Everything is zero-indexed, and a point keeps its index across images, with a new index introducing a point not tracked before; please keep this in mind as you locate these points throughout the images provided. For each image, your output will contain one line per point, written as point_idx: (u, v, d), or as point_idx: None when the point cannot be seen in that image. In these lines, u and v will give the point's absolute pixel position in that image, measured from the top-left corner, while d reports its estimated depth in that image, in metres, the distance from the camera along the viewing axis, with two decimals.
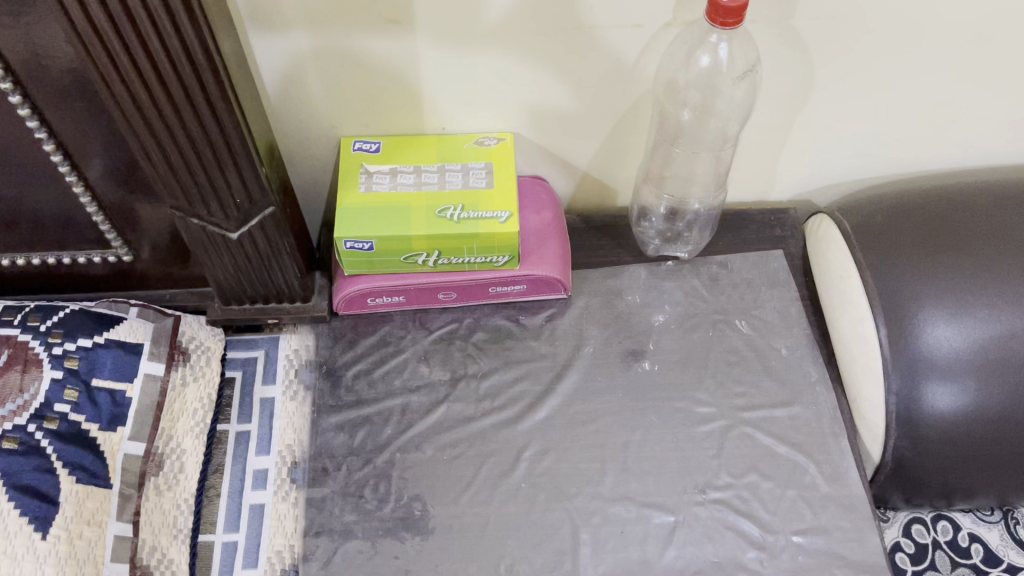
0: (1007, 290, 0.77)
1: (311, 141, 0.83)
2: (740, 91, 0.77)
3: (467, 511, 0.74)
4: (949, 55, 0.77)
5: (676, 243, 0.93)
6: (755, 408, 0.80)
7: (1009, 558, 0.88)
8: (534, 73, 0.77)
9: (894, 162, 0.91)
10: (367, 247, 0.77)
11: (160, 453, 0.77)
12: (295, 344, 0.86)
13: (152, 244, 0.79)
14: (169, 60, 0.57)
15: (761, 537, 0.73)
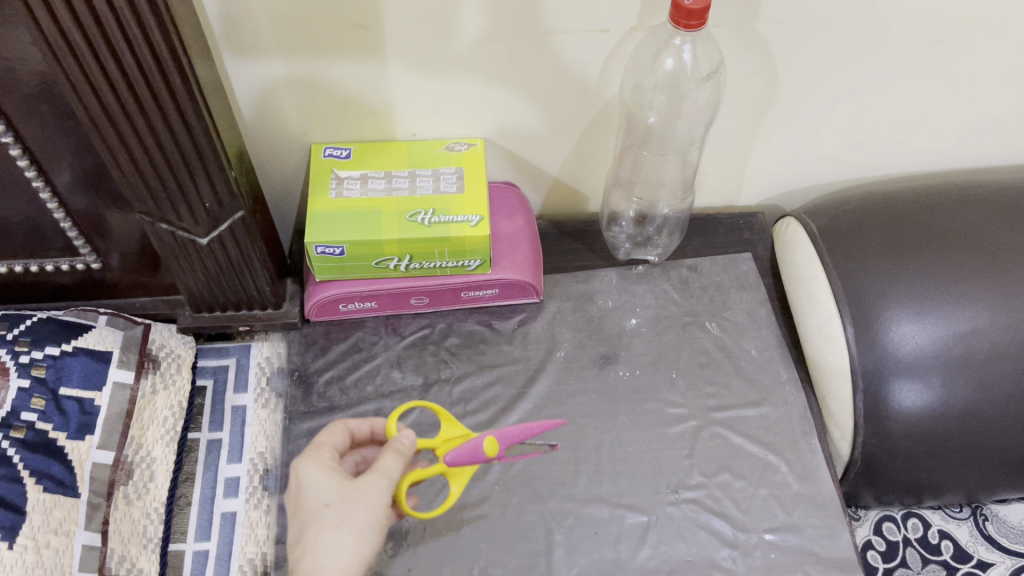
0: (968, 288, 0.79)
1: (281, 150, 0.83)
2: (705, 95, 0.79)
3: (441, 515, 0.74)
4: (907, 58, 0.79)
5: (646, 247, 0.94)
6: (726, 408, 0.81)
7: (978, 554, 0.89)
8: (504, 79, 0.78)
9: (857, 165, 0.93)
10: (338, 252, 0.77)
11: (130, 461, 0.76)
12: (267, 352, 0.86)
13: (122, 252, 0.78)
14: (136, 63, 0.57)
15: (733, 535, 0.73)
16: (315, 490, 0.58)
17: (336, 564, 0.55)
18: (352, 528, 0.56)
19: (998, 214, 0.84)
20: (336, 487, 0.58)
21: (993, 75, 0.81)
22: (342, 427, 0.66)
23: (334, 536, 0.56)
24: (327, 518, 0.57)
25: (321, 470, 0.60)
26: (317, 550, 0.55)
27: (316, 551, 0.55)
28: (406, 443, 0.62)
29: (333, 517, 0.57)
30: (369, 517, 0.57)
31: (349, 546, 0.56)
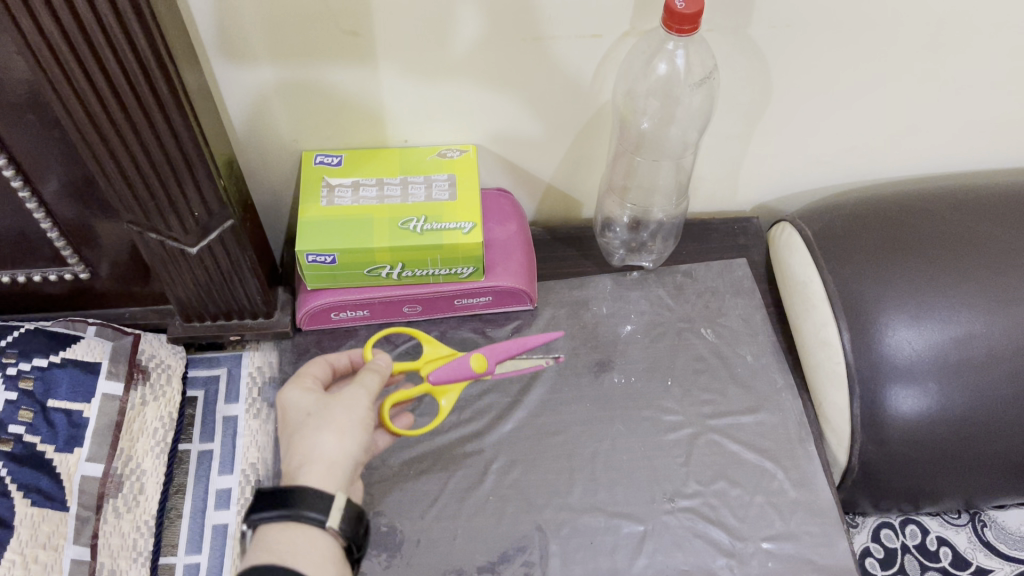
0: (964, 293, 0.78)
1: (272, 158, 0.82)
2: (698, 100, 0.79)
3: (435, 526, 0.73)
4: (901, 62, 0.78)
5: (640, 252, 0.94)
6: (722, 415, 0.80)
7: (977, 561, 0.89)
8: (496, 85, 0.77)
9: (852, 169, 0.92)
10: (330, 260, 0.76)
11: (118, 474, 0.75)
12: (258, 361, 0.85)
13: (111, 261, 0.77)
14: (122, 71, 0.56)
15: (730, 544, 0.73)
16: (299, 406, 0.63)
17: (323, 458, 0.58)
18: (336, 426, 0.60)
19: (993, 218, 0.83)
20: (317, 399, 0.62)
21: (987, 79, 0.81)
22: (325, 360, 0.69)
23: (319, 435, 0.59)
24: (311, 422, 0.60)
25: (303, 389, 0.64)
26: (304, 447, 0.59)
27: (303, 448, 0.59)
28: (382, 363, 0.66)
29: (316, 420, 0.60)
30: (351, 419, 0.61)
31: (334, 442, 0.59)
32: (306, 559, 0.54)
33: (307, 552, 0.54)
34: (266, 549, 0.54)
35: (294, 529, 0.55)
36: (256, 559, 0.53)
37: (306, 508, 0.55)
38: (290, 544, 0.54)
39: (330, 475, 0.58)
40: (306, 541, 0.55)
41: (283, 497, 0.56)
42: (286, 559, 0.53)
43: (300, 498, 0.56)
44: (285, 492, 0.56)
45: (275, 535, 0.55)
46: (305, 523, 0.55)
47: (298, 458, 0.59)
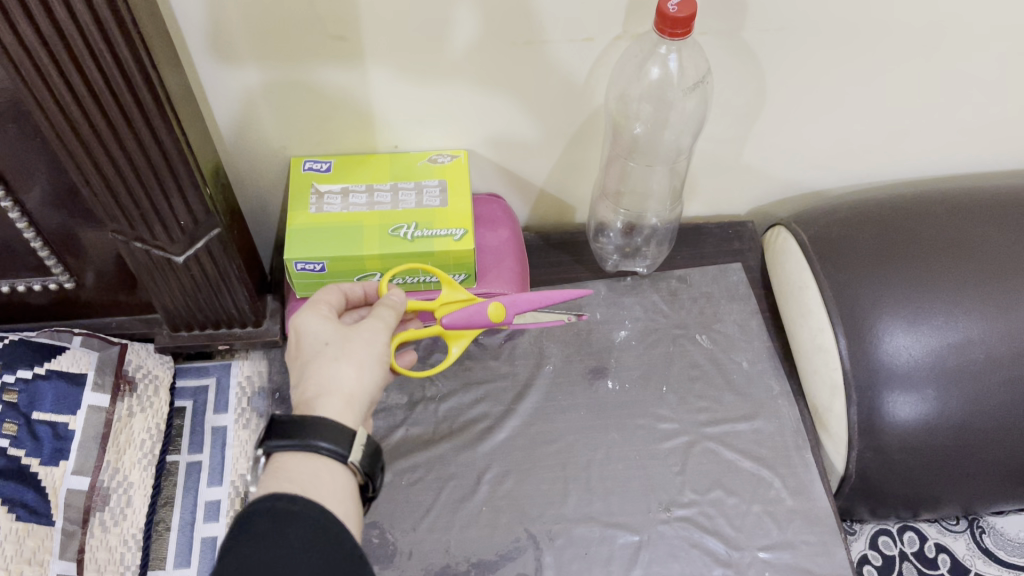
0: (961, 297, 0.77)
1: (260, 164, 0.81)
2: (691, 104, 0.78)
3: (427, 537, 0.72)
4: (897, 64, 0.77)
5: (634, 258, 0.92)
6: (718, 423, 0.79)
7: (976, 567, 0.88)
8: (487, 89, 0.76)
9: (847, 173, 0.91)
10: (319, 268, 0.75)
11: (105, 487, 0.74)
12: (247, 370, 0.84)
13: (97, 271, 0.76)
14: (103, 79, 0.55)
15: (727, 554, 0.72)
16: (313, 334, 0.61)
17: (341, 389, 0.57)
18: (353, 359, 0.59)
19: (991, 222, 0.82)
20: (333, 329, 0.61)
21: (984, 81, 0.80)
22: (336, 289, 0.67)
23: (337, 366, 0.58)
24: (328, 352, 0.59)
25: (318, 316, 0.62)
26: (322, 377, 0.57)
27: (320, 378, 0.57)
28: (398, 299, 0.66)
29: (334, 351, 0.59)
30: (369, 353, 0.59)
31: (351, 375, 0.58)
32: (328, 490, 0.52)
33: (328, 483, 0.53)
34: (287, 478, 0.52)
35: (313, 460, 0.54)
36: (278, 487, 0.51)
37: (324, 441, 0.54)
38: (312, 475, 0.53)
39: (349, 408, 0.57)
40: (328, 473, 0.54)
41: (302, 428, 0.54)
42: (308, 491, 0.52)
43: (321, 430, 0.54)
44: (303, 422, 0.55)
45: (295, 465, 0.53)
46: (324, 456, 0.54)
47: (315, 387, 0.57)
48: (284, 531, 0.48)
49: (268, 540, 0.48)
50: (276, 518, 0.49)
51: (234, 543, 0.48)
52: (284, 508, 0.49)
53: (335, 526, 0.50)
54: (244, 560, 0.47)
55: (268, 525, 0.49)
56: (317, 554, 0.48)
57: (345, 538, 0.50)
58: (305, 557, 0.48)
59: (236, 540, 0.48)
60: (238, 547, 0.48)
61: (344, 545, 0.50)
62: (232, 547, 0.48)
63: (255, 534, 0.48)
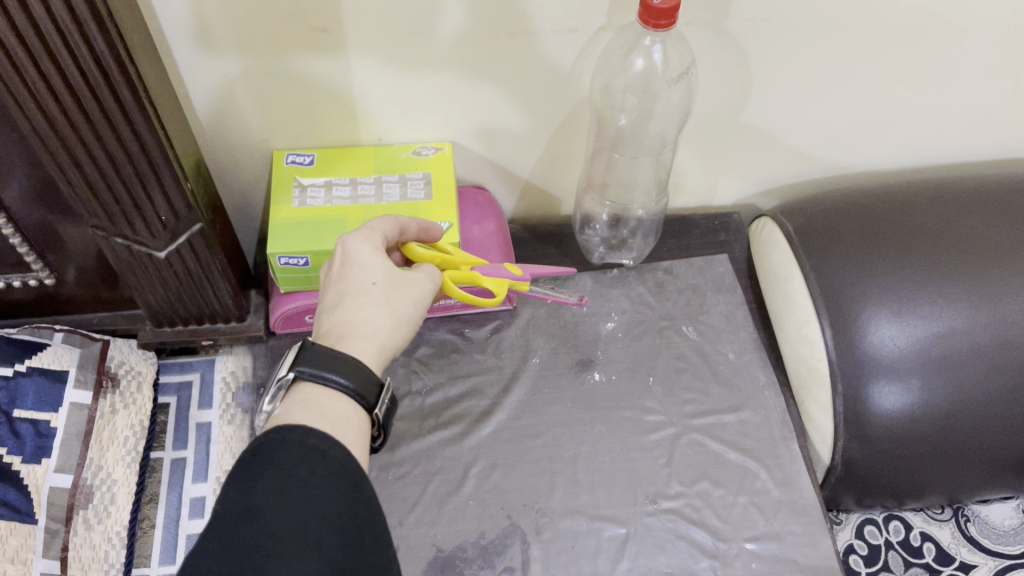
0: (946, 287, 0.77)
1: (242, 158, 0.80)
2: (676, 95, 0.77)
3: (414, 532, 0.72)
4: (883, 54, 0.77)
5: (620, 250, 0.92)
6: (704, 415, 0.79)
7: (961, 556, 0.89)
8: (472, 80, 0.75)
9: (833, 164, 0.91)
10: (302, 262, 0.74)
11: (88, 485, 0.73)
12: (232, 365, 0.83)
13: (78, 267, 0.74)
14: (81, 72, 0.54)
15: (713, 545, 0.72)
16: (363, 264, 0.59)
17: (376, 336, 0.57)
18: (394, 311, 0.58)
19: (977, 211, 0.83)
20: (383, 268, 0.59)
21: (969, 70, 0.80)
22: (394, 219, 0.63)
23: (379, 313, 0.57)
24: (375, 292, 0.58)
25: (373, 247, 0.60)
26: (362, 319, 0.57)
27: (359, 318, 0.57)
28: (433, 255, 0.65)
29: (380, 293, 0.58)
30: (409, 309, 0.59)
31: (389, 326, 0.58)
32: (354, 435, 0.52)
33: (353, 424, 0.52)
34: (317, 411, 0.51)
35: (340, 401, 0.53)
36: (310, 422, 0.50)
37: (353, 383, 0.53)
38: (340, 415, 0.52)
39: (377, 357, 0.56)
40: (354, 418, 0.53)
41: (333, 362, 0.54)
42: (338, 433, 0.51)
43: (352, 372, 0.54)
44: (339, 359, 0.54)
45: (322, 403, 0.52)
46: (350, 399, 0.54)
47: (352, 324, 0.57)
48: (312, 469, 0.47)
49: (295, 474, 0.46)
50: (304, 454, 0.47)
51: (256, 472, 0.46)
52: (316, 446, 0.48)
53: (360, 475, 0.49)
54: (268, 491, 0.45)
55: (297, 459, 0.47)
56: (341, 497, 0.47)
57: (366, 488, 0.49)
58: (330, 501, 0.46)
59: (259, 469, 0.46)
60: (265, 477, 0.45)
61: (362, 496, 0.48)
62: (255, 475, 0.46)
63: (281, 466, 0.46)
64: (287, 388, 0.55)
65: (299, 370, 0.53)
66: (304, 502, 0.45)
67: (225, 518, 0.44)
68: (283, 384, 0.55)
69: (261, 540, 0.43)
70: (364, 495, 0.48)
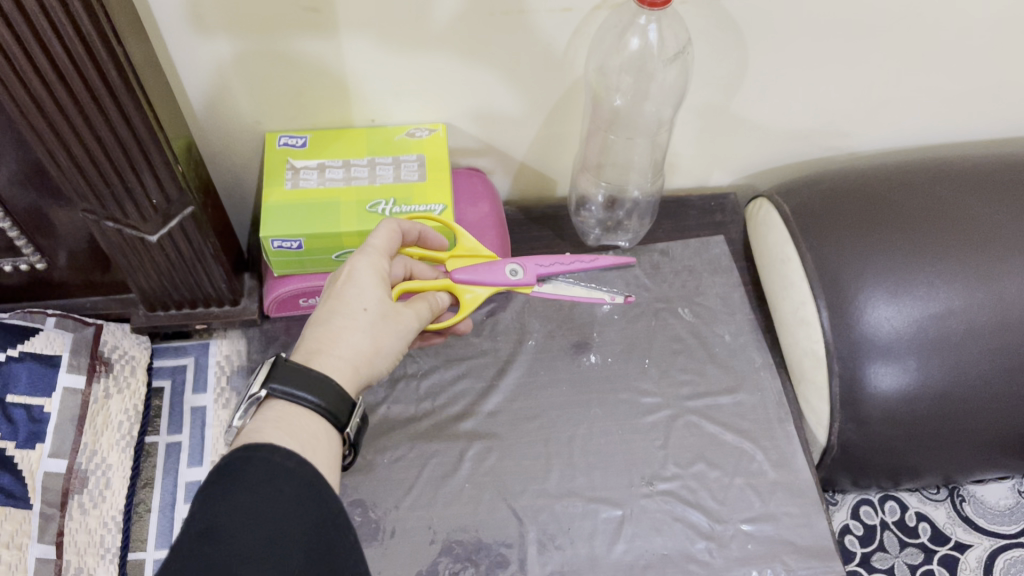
0: (944, 268, 0.77)
1: (233, 140, 0.80)
2: (673, 74, 0.77)
3: (411, 515, 0.71)
4: (882, 32, 0.76)
5: (616, 232, 0.91)
6: (700, 397, 0.79)
7: (957, 536, 0.89)
8: (465, 60, 0.75)
9: (831, 143, 0.91)
10: (296, 246, 0.73)
11: (83, 470, 0.74)
12: (226, 349, 0.82)
13: (69, 251, 0.73)
14: (66, 52, 0.53)
15: (709, 526, 0.72)
16: (360, 287, 0.57)
17: (352, 360, 0.55)
18: (378, 341, 0.56)
19: (974, 191, 0.82)
20: (378, 296, 0.57)
21: (966, 48, 0.79)
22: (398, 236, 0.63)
23: (363, 339, 0.55)
24: (364, 318, 0.56)
25: (373, 273, 0.58)
26: (344, 341, 0.55)
27: (342, 339, 0.55)
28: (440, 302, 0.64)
29: (368, 321, 0.56)
30: (393, 343, 0.57)
31: (368, 354, 0.56)
32: (323, 453, 0.50)
33: (323, 444, 0.51)
34: (286, 431, 0.50)
35: (309, 419, 0.51)
36: (280, 442, 0.48)
37: (326, 403, 0.52)
38: (310, 435, 0.50)
39: (350, 382, 0.54)
40: (323, 436, 0.51)
41: (304, 380, 0.52)
42: (308, 453, 0.49)
43: (324, 391, 0.52)
44: (313, 377, 0.52)
45: (293, 422, 0.51)
46: (320, 418, 0.52)
47: (333, 344, 0.55)
48: (278, 486, 0.46)
49: (261, 492, 0.45)
50: (270, 471, 0.46)
51: (222, 492, 0.44)
52: (280, 462, 0.46)
53: (327, 491, 0.48)
54: (234, 510, 0.44)
55: (261, 475, 0.45)
56: (308, 512, 0.46)
57: (333, 500, 0.48)
58: (298, 516, 0.45)
59: (223, 486, 0.45)
60: (229, 496, 0.44)
61: (330, 509, 0.47)
62: (221, 495, 0.44)
63: (247, 484, 0.45)
64: (258, 403, 0.53)
65: (271, 387, 0.51)
66: (271, 520, 0.44)
67: (190, 537, 0.43)
68: (257, 398, 0.53)
69: (230, 560, 0.42)
70: (331, 508, 0.47)
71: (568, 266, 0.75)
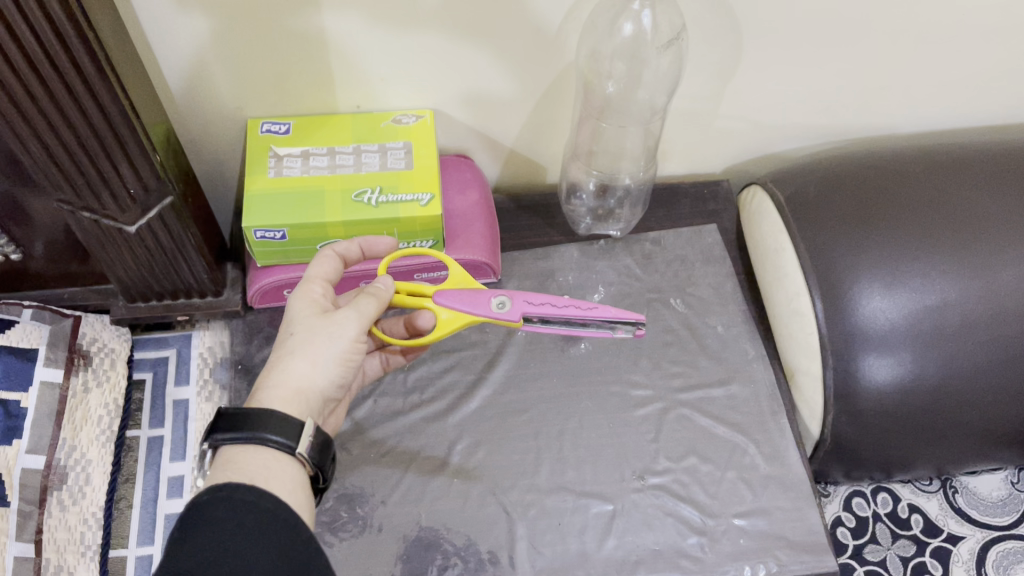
0: (939, 258, 0.76)
1: (214, 126, 0.77)
2: (666, 61, 0.75)
3: (398, 511, 0.70)
4: (879, 18, 0.75)
5: (608, 220, 0.89)
6: (692, 389, 0.78)
7: (949, 528, 0.89)
8: (453, 43, 0.73)
9: (827, 130, 0.89)
10: (279, 236, 0.71)
11: (62, 465, 0.72)
12: (209, 341, 0.81)
13: (46, 241, 0.70)
14: (37, 42, 0.51)
15: (702, 522, 0.70)
16: (289, 320, 0.59)
17: (289, 383, 0.56)
18: (311, 355, 0.56)
19: (972, 181, 0.81)
20: (307, 316, 0.58)
21: (965, 34, 0.78)
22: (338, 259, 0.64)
23: (293, 361, 0.56)
24: (292, 342, 0.57)
25: (298, 300, 0.60)
26: (277, 369, 0.56)
27: (275, 368, 0.56)
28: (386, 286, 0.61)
29: (296, 343, 0.57)
30: (330, 349, 0.57)
31: (304, 373, 0.56)
32: (283, 488, 0.51)
33: (278, 477, 0.52)
34: (242, 473, 0.51)
35: (269, 457, 0.53)
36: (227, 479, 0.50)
37: (274, 434, 0.53)
38: (260, 467, 0.51)
39: (295, 403, 0.55)
40: (287, 475, 0.52)
41: (257, 424, 0.53)
42: (259, 484, 0.50)
43: (280, 428, 0.53)
44: (250, 416, 0.53)
45: (242, 458, 0.52)
46: (271, 448, 0.53)
47: (270, 376, 0.56)
48: (240, 521, 0.46)
49: (221, 528, 0.46)
50: (232, 508, 0.46)
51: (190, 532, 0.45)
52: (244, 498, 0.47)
53: (296, 520, 0.48)
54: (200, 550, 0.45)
55: (225, 512, 0.46)
56: (276, 542, 0.46)
57: (303, 528, 0.48)
58: (260, 551, 0.45)
59: (190, 528, 0.46)
60: (194, 537, 0.45)
61: (299, 536, 0.48)
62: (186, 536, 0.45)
63: (212, 522, 0.46)
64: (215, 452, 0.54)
65: (214, 438, 0.53)
66: (233, 559, 0.45)
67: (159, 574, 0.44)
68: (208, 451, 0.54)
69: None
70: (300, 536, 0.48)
71: (561, 312, 0.63)
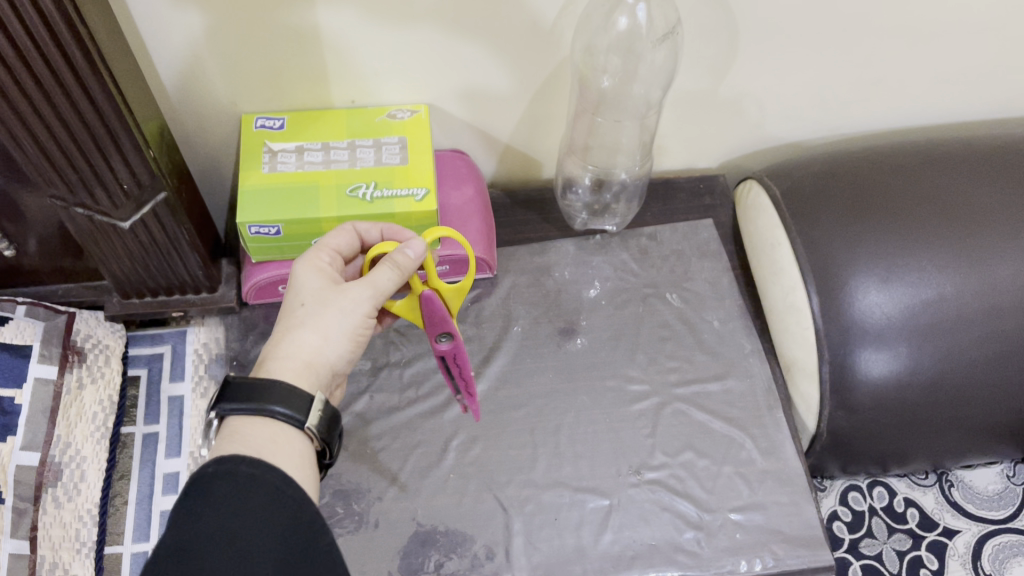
0: (935, 252, 0.76)
1: (209, 122, 0.77)
2: (661, 57, 0.75)
3: (394, 507, 0.70)
4: (874, 12, 0.75)
5: (603, 215, 0.89)
6: (688, 383, 0.78)
7: (945, 522, 0.89)
8: (448, 38, 0.72)
9: (823, 125, 0.89)
10: (274, 232, 0.71)
11: (57, 462, 0.72)
12: (204, 337, 0.80)
13: (39, 237, 0.70)
14: (28, 37, 0.51)
15: (698, 516, 0.70)
16: (298, 287, 0.57)
17: (299, 355, 0.55)
18: (323, 329, 0.55)
19: (967, 175, 0.81)
20: (318, 286, 0.57)
21: (961, 28, 0.78)
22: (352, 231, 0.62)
23: (304, 333, 0.55)
24: (304, 312, 0.56)
25: (309, 266, 0.58)
26: (287, 338, 0.55)
27: (285, 338, 0.55)
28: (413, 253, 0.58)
29: (308, 314, 0.56)
30: (342, 323, 0.56)
31: (315, 345, 0.55)
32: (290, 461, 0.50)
33: (285, 451, 0.51)
34: (250, 445, 0.50)
35: (275, 429, 0.52)
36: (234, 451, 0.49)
37: (281, 406, 0.52)
38: (267, 439, 0.51)
39: (305, 376, 0.54)
40: (293, 447, 0.51)
41: (264, 394, 0.52)
42: (266, 458, 0.49)
43: (286, 399, 0.52)
44: (257, 387, 0.52)
45: (248, 430, 0.51)
46: (278, 420, 0.52)
47: (279, 345, 0.55)
48: (245, 499, 0.45)
49: (226, 506, 0.45)
50: (237, 486, 0.45)
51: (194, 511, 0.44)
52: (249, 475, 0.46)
53: (302, 496, 0.48)
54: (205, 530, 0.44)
55: (229, 489, 0.45)
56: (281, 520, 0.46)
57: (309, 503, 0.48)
58: (266, 530, 0.45)
59: (194, 505, 0.45)
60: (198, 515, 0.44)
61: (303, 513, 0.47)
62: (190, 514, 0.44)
63: (217, 500, 0.45)
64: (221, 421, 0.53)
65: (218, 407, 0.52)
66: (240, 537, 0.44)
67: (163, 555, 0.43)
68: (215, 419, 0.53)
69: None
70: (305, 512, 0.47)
71: None
